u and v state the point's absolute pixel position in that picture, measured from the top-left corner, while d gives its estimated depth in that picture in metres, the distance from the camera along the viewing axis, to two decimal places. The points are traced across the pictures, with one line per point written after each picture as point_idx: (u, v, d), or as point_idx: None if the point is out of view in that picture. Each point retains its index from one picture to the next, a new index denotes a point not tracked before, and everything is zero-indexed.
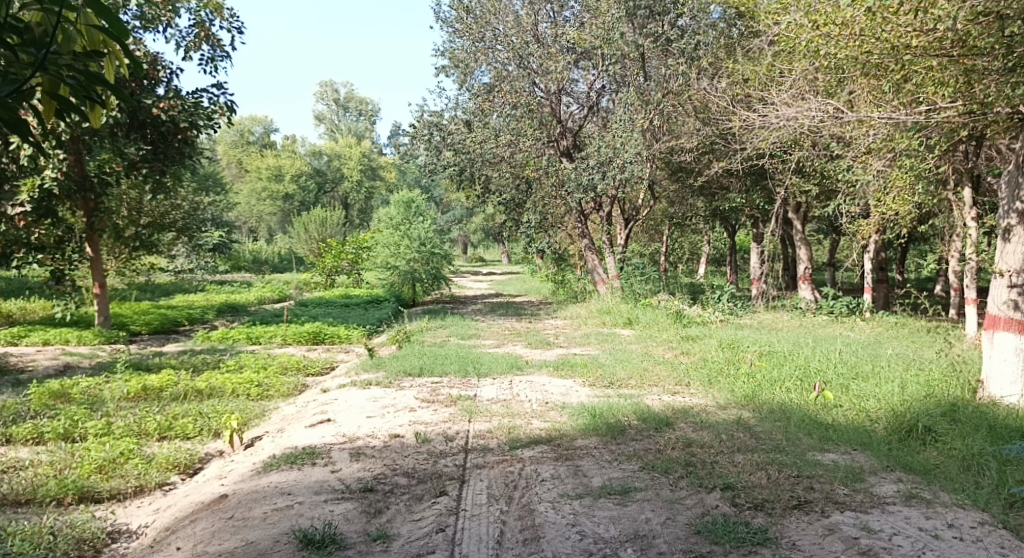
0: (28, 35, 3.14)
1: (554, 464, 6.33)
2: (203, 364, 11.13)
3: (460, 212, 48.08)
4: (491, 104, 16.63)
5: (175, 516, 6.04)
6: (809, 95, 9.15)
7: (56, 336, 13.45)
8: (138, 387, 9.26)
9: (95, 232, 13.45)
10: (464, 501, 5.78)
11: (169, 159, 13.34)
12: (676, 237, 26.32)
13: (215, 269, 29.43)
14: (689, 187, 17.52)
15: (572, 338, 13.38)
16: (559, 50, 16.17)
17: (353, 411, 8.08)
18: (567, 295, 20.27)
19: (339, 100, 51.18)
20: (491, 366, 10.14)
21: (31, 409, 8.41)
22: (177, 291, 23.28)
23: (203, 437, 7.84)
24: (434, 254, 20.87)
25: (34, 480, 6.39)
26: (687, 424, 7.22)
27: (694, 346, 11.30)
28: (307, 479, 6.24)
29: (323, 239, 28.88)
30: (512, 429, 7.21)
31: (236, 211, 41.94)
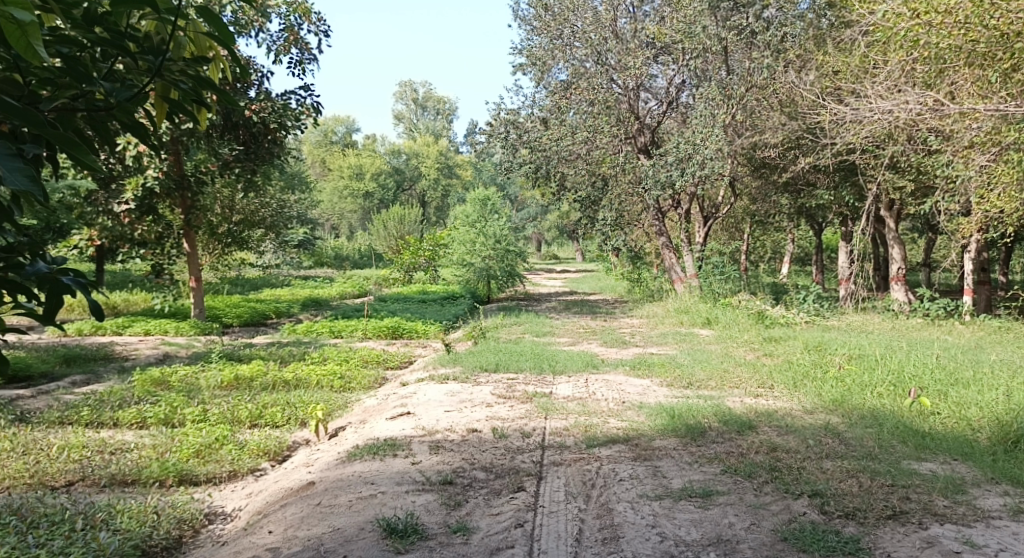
0: (141, 48, 3.15)
1: (632, 464, 6.25)
2: (290, 355, 11.40)
3: (537, 209, 48.11)
4: (569, 101, 16.59)
5: (266, 501, 6.18)
6: (907, 87, 8.84)
7: (157, 326, 14.01)
8: (230, 376, 9.55)
9: (192, 228, 13.89)
10: (542, 498, 5.76)
11: (259, 159, 13.81)
12: (758, 235, 25.81)
13: (300, 264, 30.23)
14: (773, 183, 17.06)
15: (650, 337, 13.19)
16: (638, 46, 16.11)
17: (432, 404, 8.14)
18: (643, 294, 20.10)
19: (418, 100, 52.23)
20: (567, 364, 10.11)
21: (135, 395, 8.76)
22: (265, 285, 23.96)
23: (291, 426, 8.05)
24: (510, 251, 20.94)
25: (139, 462, 6.61)
26: (772, 427, 7.03)
27: (778, 348, 11.04)
28: (389, 470, 6.30)
29: (401, 236, 29.35)
30: (589, 428, 7.15)
31: (319, 210, 42.91)
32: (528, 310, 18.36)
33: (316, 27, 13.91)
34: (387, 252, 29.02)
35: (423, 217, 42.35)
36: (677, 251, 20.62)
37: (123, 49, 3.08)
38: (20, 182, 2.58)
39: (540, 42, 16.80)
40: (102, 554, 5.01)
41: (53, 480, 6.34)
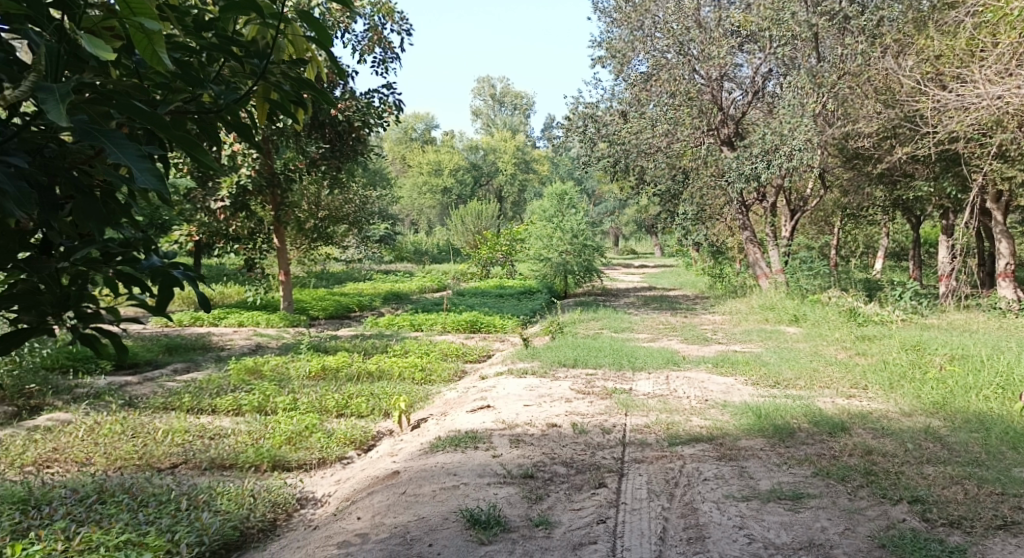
0: (248, 50, 3.18)
1: (717, 464, 6.14)
2: (374, 347, 11.59)
3: (616, 202, 47.75)
4: (649, 93, 16.43)
5: (354, 488, 6.31)
6: (1017, 71, 8.42)
7: (249, 317, 14.46)
8: (318, 367, 9.80)
9: (282, 224, 14.22)
10: (624, 494, 5.70)
11: (344, 157, 14.19)
12: (849, 230, 25.02)
13: (381, 259, 30.75)
14: (867, 175, 16.47)
15: (733, 334, 12.93)
16: (723, 34, 15.64)
17: (511, 398, 8.17)
18: (725, 290, 19.72)
19: (497, 95, 52.84)
20: (647, 361, 9.99)
21: (231, 383, 9.05)
22: (348, 279, 24.46)
23: (375, 416, 8.19)
24: (587, 246, 20.80)
25: (236, 447, 6.83)
26: (866, 429, 6.80)
27: (872, 347, 10.66)
28: (471, 462, 6.34)
29: (479, 231, 29.54)
30: (671, 425, 7.05)
31: (399, 205, 43.54)
32: (607, 305, 18.22)
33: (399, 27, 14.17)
34: (465, 247, 29.32)
35: (500, 211, 42.60)
36: (762, 246, 20.16)
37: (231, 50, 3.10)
38: (149, 176, 2.49)
39: (620, 34, 16.81)
40: (204, 534, 5.15)
41: (159, 462, 6.59)
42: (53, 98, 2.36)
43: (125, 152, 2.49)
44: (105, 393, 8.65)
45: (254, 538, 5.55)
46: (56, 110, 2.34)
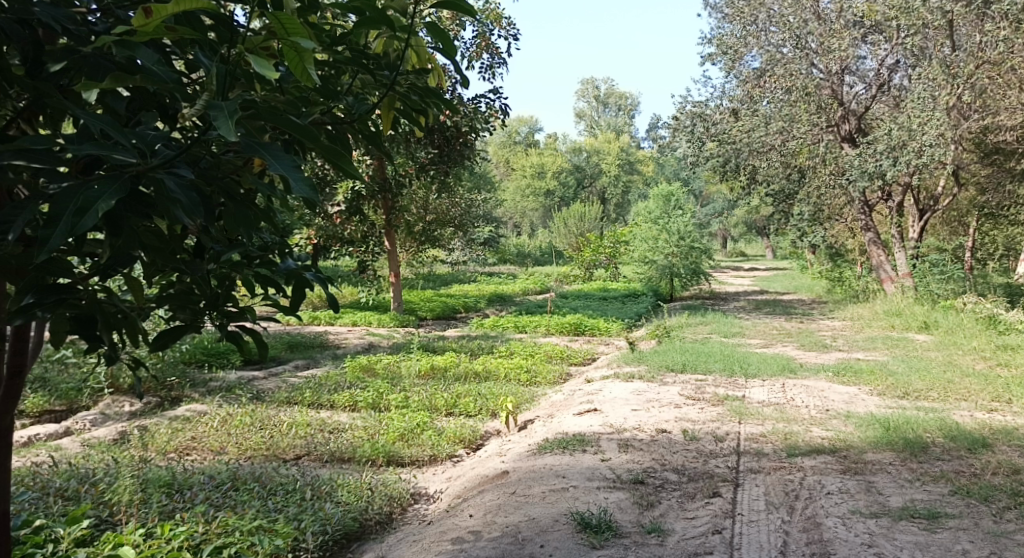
0: (379, 63, 3.06)
1: (840, 477, 5.80)
2: (479, 349, 11.62)
3: (725, 203, 46.62)
4: (762, 89, 16.13)
5: (465, 486, 6.27)
6: None
7: (362, 317, 14.87)
8: (427, 366, 9.92)
9: (392, 228, 15.00)
10: (740, 505, 5.40)
11: (452, 162, 14.25)
12: (986, 233, 23.48)
13: (484, 261, 31.07)
14: (1007, 171, 15.38)
15: (855, 341, 12.32)
16: (844, 26, 15.12)
17: (619, 402, 8.03)
18: (845, 294, 18.86)
19: (600, 97, 53.51)
20: (761, 367, 9.61)
21: (347, 380, 9.27)
22: (454, 281, 24.77)
23: (483, 416, 8.20)
24: (695, 248, 20.05)
25: (352, 442, 6.94)
26: (1010, 447, 6.31)
27: (1014, 357, 9.91)
28: (580, 465, 6.14)
29: (582, 233, 29.36)
30: (789, 435, 6.74)
31: (503, 208, 43.80)
32: (718, 309, 17.73)
33: (505, 32, 14.17)
34: (568, 250, 29.27)
35: (604, 213, 42.34)
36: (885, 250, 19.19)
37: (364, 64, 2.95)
38: (302, 187, 2.33)
39: (732, 29, 16.72)
40: (327, 523, 5.19)
41: (284, 453, 6.77)
42: (223, 115, 2.03)
43: (280, 161, 2.30)
44: (235, 386, 8.99)
45: (373, 530, 5.55)
46: (226, 127, 2.00)
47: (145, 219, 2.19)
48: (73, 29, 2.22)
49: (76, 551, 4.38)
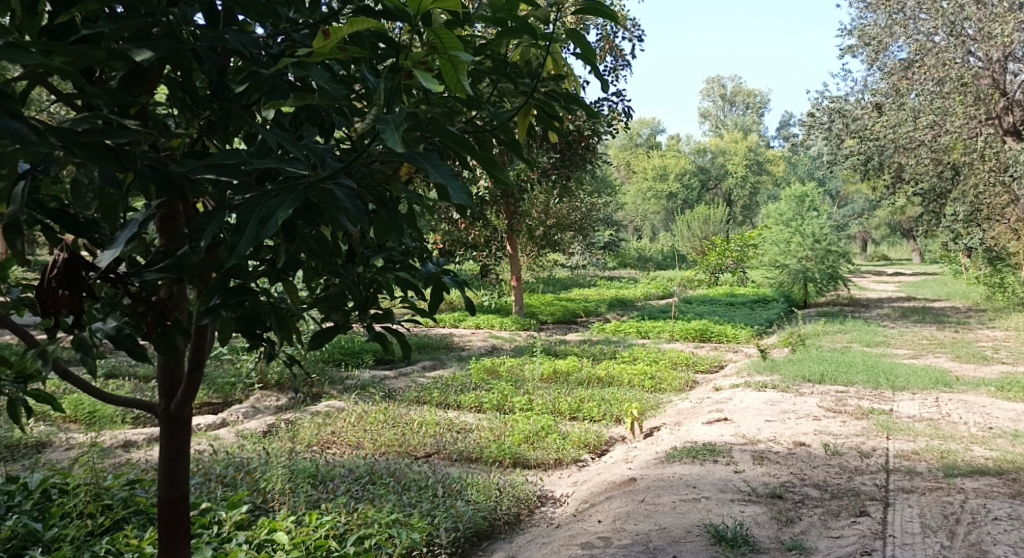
0: (520, 71, 2.79)
1: (1008, 502, 5.39)
2: (601, 353, 11.56)
3: (866, 203, 44.47)
4: (910, 81, 15.29)
5: (592, 491, 6.19)
6: None
7: (485, 320, 15.26)
8: (551, 369, 9.97)
9: (515, 233, 15.46)
10: (892, 526, 5.09)
11: (574, 165, 14.10)
12: None
13: (604, 265, 30.96)
14: None
15: (1016, 354, 11.45)
16: (1008, 9, 13.43)
17: (752, 412, 7.83)
18: (1009, 303, 17.57)
19: (726, 95, 54.03)
20: (910, 380, 9.08)
21: (472, 382, 9.45)
22: (574, 286, 24.75)
23: (607, 421, 8.16)
24: (832, 251, 19.11)
25: (479, 442, 7.05)
26: None
27: None
28: (711, 476, 5.99)
29: (706, 236, 28.77)
30: (947, 454, 6.36)
31: (624, 213, 43.33)
32: (857, 316, 16.91)
33: (630, 33, 13.84)
34: (691, 253, 28.75)
35: (731, 214, 41.30)
36: None
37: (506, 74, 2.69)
38: (460, 194, 2.12)
39: (875, 19, 16.31)
40: (460, 521, 5.30)
41: (415, 450, 6.96)
42: (389, 126, 2.05)
43: (438, 171, 2.13)
44: (370, 385, 9.30)
45: (501, 530, 5.57)
46: (392, 138, 2.01)
47: (314, 226, 2.30)
48: (253, 52, 2.29)
49: (237, 533, 4.68)
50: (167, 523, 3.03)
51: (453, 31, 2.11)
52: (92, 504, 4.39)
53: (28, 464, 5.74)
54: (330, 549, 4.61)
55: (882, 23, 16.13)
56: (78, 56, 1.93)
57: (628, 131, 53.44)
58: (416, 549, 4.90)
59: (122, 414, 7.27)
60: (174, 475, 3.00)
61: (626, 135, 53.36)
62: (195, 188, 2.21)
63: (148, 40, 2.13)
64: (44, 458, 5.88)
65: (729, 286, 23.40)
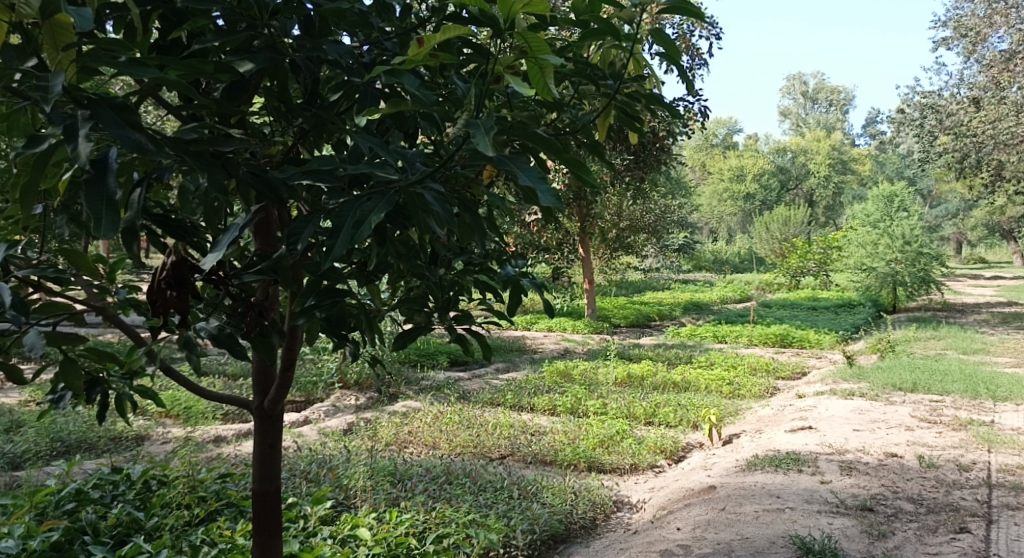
0: (604, 73, 2.73)
1: None
2: (677, 357, 11.43)
3: (959, 204, 42.75)
4: (1012, 73, 14.12)
5: (669, 498, 6.13)
6: None
7: (557, 323, 15.29)
8: (625, 374, 9.91)
9: (586, 235, 15.54)
10: (995, 544, 4.91)
11: (647, 166, 13.90)
12: None
13: (679, 267, 30.57)
14: None
15: None
16: None
17: (838, 421, 7.64)
18: None
19: (809, 92, 52.78)
20: (1010, 389, 8.70)
21: (546, 384, 9.46)
22: (648, 289, 24.52)
23: (684, 427, 8.06)
24: (924, 254, 18.41)
25: (554, 445, 7.05)
26: None
27: None
28: (795, 486, 5.87)
29: (786, 238, 28.14)
30: None
31: (700, 214, 42.70)
32: (949, 322, 16.29)
33: (707, 31, 13.54)
34: (770, 256, 28.18)
35: (812, 215, 40.29)
36: None
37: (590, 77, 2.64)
38: (551, 197, 2.08)
39: (971, 9, 15.78)
40: (536, 523, 5.33)
41: (490, 452, 7.01)
42: (480, 129, 2.04)
43: (527, 173, 2.09)
44: (445, 386, 9.41)
45: (577, 534, 5.57)
46: (483, 141, 2.00)
47: (403, 229, 2.38)
48: (348, 62, 2.37)
49: (322, 528, 4.80)
50: (261, 514, 3.15)
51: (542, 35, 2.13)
52: (187, 496, 4.57)
53: (129, 456, 6.03)
54: (410, 547, 4.68)
55: (980, 13, 15.52)
56: (190, 70, 2.04)
57: (706, 131, 52.65)
58: (494, 551, 4.95)
59: (213, 410, 7.54)
60: (267, 469, 3.12)
61: (704, 136, 52.63)
62: (292, 193, 2.31)
63: (250, 53, 2.22)
64: (143, 450, 6.16)
65: (811, 290, 22.80)
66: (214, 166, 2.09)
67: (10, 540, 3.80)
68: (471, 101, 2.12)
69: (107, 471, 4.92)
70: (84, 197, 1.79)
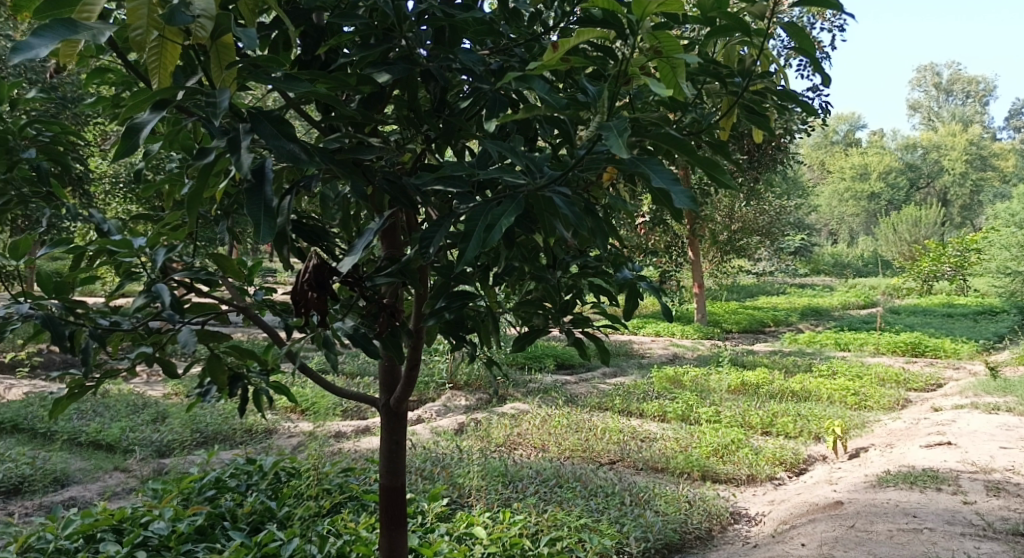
0: (732, 71, 2.64)
1: None
2: (795, 365, 11.10)
3: None
4: None
5: (791, 512, 5.97)
6: None
7: (666, 328, 15.15)
8: (739, 381, 9.70)
9: (697, 238, 15.27)
10: None
11: (762, 166, 13.58)
12: None
13: (796, 271, 29.63)
14: None
15: None
16: None
17: (980, 437, 7.25)
18: None
19: (941, 86, 50.19)
20: None
21: (656, 390, 9.38)
22: (761, 294, 23.90)
23: (805, 438, 7.83)
24: None
25: (666, 452, 6.99)
26: None
27: None
28: (934, 506, 5.62)
29: (916, 240, 26.84)
30: None
31: (819, 216, 41.26)
32: None
33: (829, 23, 13.10)
34: (896, 259, 27.00)
35: (946, 216, 38.25)
36: None
37: (718, 75, 2.56)
38: (685, 198, 2.05)
39: None
40: (649, 531, 5.30)
41: (600, 457, 7.01)
42: (613, 132, 2.05)
43: (660, 175, 2.09)
44: (553, 389, 9.44)
45: (692, 544, 5.49)
46: (616, 144, 2.01)
47: (530, 233, 2.44)
48: (478, 70, 2.44)
49: (439, 524, 4.92)
50: (388, 509, 3.26)
51: (675, 34, 2.13)
52: (314, 488, 4.78)
53: (260, 448, 6.35)
54: (524, 548, 4.73)
55: None
56: (335, 83, 2.17)
57: (829, 127, 50.91)
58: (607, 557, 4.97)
59: (333, 407, 7.83)
60: (394, 465, 3.23)
61: (825, 134, 50.85)
62: (422, 197, 2.40)
63: (388, 64, 2.33)
64: (272, 443, 6.47)
65: (944, 295, 21.67)
66: (355, 173, 2.20)
67: (159, 522, 4.08)
68: (602, 104, 2.14)
69: (242, 461, 5.20)
70: (246, 206, 1.93)
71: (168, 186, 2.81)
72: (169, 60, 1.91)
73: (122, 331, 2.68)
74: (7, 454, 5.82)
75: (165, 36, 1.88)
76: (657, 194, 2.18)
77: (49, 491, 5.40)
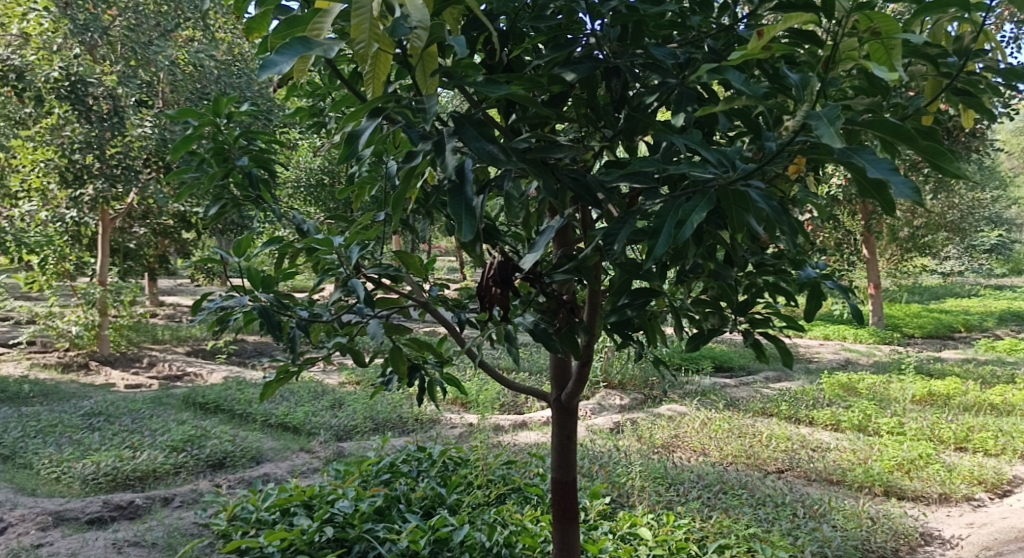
0: (945, 51, 2.46)
1: None
2: (992, 376, 10.28)
3: None
4: None
5: (995, 538, 5.53)
6: None
7: (835, 331, 14.48)
8: (925, 391, 9.10)
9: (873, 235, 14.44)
10: None
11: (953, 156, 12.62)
12: None
13: (990, 271, 27.37)
14: None
15: None
16: None
17: None
18: None
19: None
20: None
21: (828, 397, 8.97)
22: (948, 295, 22.26)
23: (1007, 457, 7.23)
24: None
25: (843, 464, 6.67)
26: None
27: None
28: None
29: None
30: None
31: (1016, 211, 37.99)
32: None
33: None
34: None
35: None
36: None
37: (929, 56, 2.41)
38: (907, 189, 1.96)
39: None
40: (827, 546, 5.08)
41: (767, 465, 6.78)
42: (824, 122, 1.98)
43: (877, 166, 2.00)
44: (711, 391, 9.22)
45: None
46: (829, 134, 1.94)
47: (717, 229, 2.41)
48: (666, 65, 2.42)
49: (602, 522, 4.92)
50: (559, 502, 3.30)
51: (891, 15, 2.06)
52: (480, 477, 4.89)
53: (428, 436, 6.58)
54: (692, 552, 4.66)
55: None
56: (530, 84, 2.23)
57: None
58: None
59: (494, 401, 7.99)
60: (565, 459, 3.27)
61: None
62: (608, 194, 2.41)
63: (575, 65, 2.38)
64: (439, 432, 6.70)
65: None
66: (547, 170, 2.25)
67: (344, 500, 4.32)
68: (807, 93, 2.08)
69: (414, 448, 5.40)
70: (450, 205, 2.09)
71: (359, 188, 2.98)
72: (383, 71, 2.00)
73: (321, 321, 2.86)
74: (213, 431, 6.34)
75: (381, 47, 1.99)
76: (868, 185, 2.09)
77: (245, 466, 5.85)
